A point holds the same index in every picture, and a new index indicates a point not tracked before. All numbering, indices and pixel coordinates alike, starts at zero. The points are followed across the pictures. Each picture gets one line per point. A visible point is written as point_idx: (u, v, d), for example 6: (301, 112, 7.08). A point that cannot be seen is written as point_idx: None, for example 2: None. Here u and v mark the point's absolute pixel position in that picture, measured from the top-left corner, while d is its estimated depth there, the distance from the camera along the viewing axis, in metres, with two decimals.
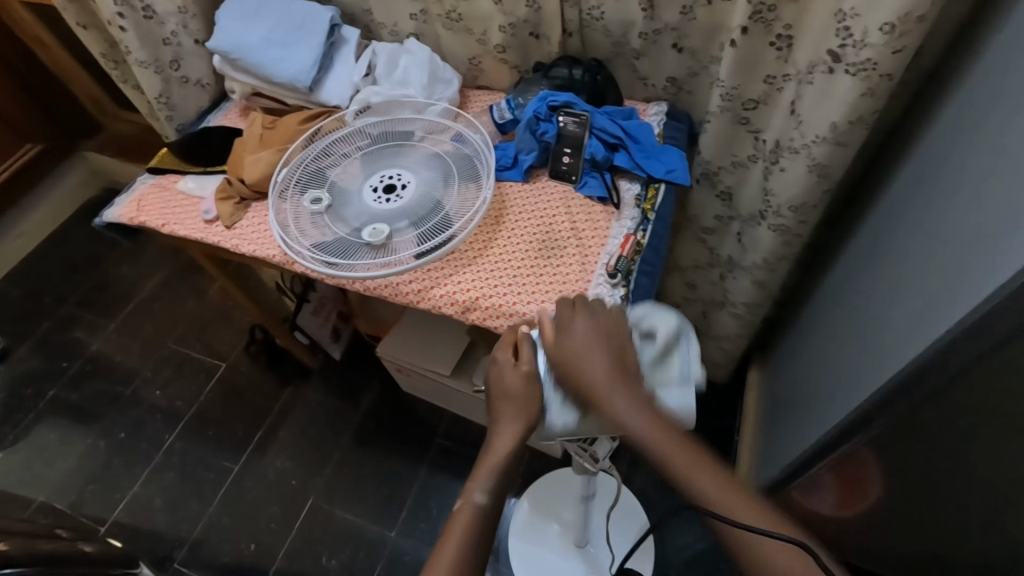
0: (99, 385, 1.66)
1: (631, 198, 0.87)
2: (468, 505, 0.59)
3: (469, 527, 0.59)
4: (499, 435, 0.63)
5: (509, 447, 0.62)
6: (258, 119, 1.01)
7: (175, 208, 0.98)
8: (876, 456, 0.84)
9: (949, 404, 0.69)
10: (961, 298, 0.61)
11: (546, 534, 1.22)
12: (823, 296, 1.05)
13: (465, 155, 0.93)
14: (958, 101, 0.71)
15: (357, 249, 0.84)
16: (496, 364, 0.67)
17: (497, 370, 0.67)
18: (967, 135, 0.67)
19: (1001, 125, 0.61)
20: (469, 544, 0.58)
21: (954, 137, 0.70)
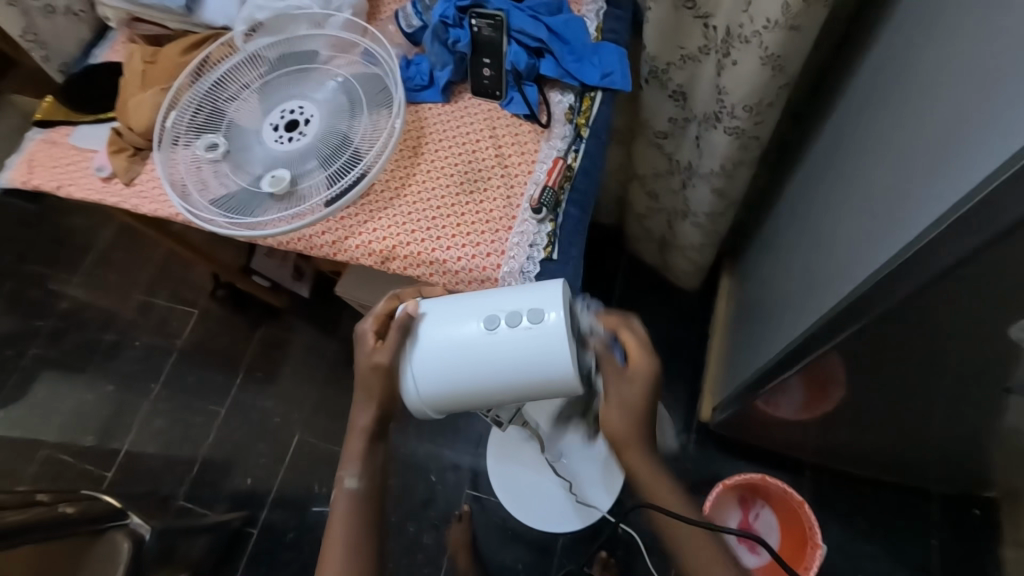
0: (76, 340, 1.66)
1: (562, 113, 0.76)
2: (341, 492, 0.61)
3: (352, 510, 0.61)
4: (356, 414, 0.61)
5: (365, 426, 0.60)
6: (136, 53, 0.88)
7: (68, 166, 0.88)
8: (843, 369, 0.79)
9: (903, 321, 0.64)
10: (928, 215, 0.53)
11: (517, 455, 1.25)
12: (791, 198, 0.96)
13: (373, 75, 0.81)
14: None
15: (262, 202, 0.77)
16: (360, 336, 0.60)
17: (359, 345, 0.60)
18: (954, 4, 0.54)
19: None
20: (355, 523, 0.61)
21: (939, 7, 0.58)
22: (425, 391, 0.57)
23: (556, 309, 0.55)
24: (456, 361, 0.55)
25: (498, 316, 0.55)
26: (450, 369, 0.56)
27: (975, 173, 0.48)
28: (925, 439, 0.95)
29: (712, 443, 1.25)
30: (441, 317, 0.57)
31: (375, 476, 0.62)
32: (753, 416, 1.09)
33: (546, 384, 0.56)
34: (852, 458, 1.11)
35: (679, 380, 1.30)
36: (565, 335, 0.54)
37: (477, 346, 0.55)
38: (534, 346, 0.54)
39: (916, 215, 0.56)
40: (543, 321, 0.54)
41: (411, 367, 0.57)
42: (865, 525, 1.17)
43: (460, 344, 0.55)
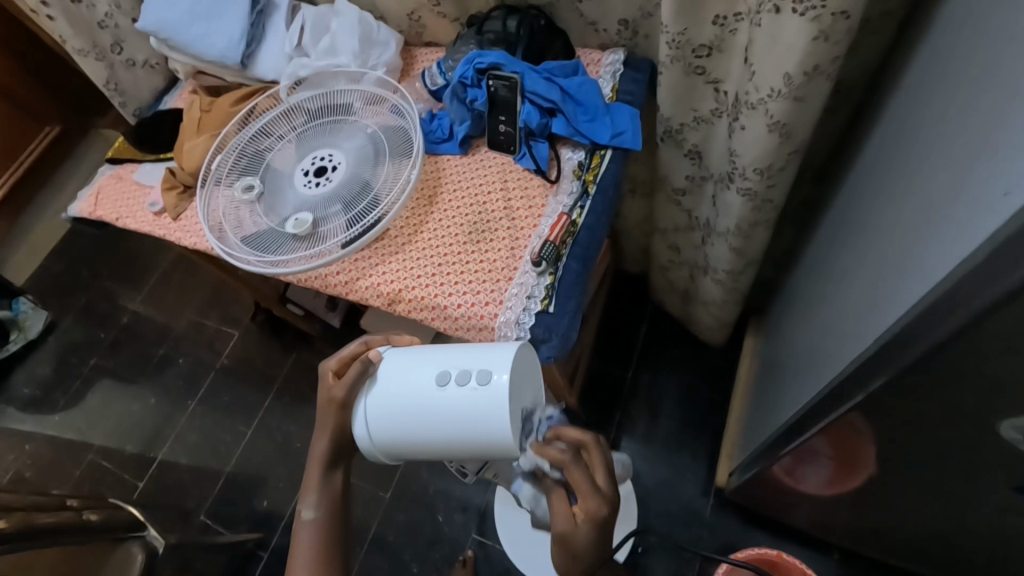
0: (131, 353, 1.79)
1: (572, 169, 0.78)
2: (300, 523, 0.61)
3: (314, 547, 0.60)
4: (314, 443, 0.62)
5: (322, 454, 0.61)
6: (196, 102, 0.98)
7: (128, 200, 0.98)
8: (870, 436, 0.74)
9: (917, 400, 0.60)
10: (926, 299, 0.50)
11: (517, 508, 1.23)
12: (813, 257, 0.93)
13: (399, 128, 0.86)
14: (950, 38, 0.57)
15: (285, 241, 0.82)
16: (322, 373, 0.62)
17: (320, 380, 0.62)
18: (961, 83, 0.53)
19: (998, 64, 0.48)
20: (319, 554, 0.60)
21: (946, 81, 0.56)
22: (379, 434, 0.58)
23: (507, 372, 0.56)
24: (407, 411, 0.56)
25: (450, 372, 0.56)
26: (403, 417, 0.57)
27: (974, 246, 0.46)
28: (960, 532, 0.86)
29: (731, 510, 1.18)
30: (403, 366, 0.59)
31: (334, 505, 0.62)
32: (771, 483, 1.03)
33: (486, 446, 0.56)
34: (883, 542, 1.02)
35: (699, 438, 1.25)
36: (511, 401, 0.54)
37: (427, 398, 0.56)
38: (479, 408, 0.55)
39: (922, 285, 0.54)
40: (491, 381, 0.55)
41: (365, 411, 0.58)
42: None
43: (411, 395, 0.57)
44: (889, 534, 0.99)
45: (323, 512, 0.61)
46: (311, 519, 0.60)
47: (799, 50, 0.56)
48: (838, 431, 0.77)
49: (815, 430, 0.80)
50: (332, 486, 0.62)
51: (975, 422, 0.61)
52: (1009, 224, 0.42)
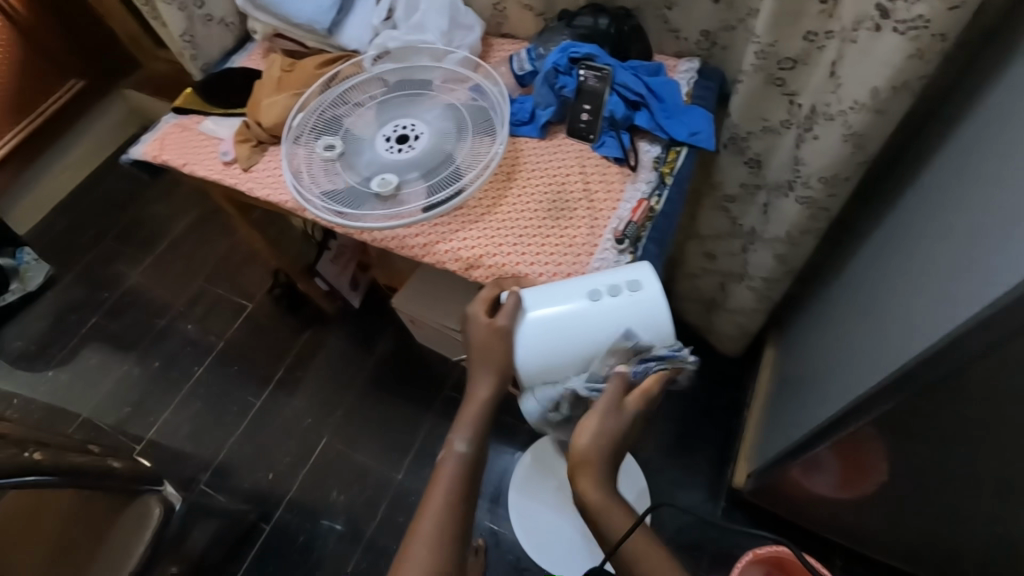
0: (137, 316, 1.75)
1: (649, 160, 0.83)
2: (453, 454, 0.66)
3: (456, 478, 0.65)
4: (476, 386, 0.68)
5: (485, 395, 0.67)
6: (276, 61, 0.99)
7: (195, 148, 0.99)
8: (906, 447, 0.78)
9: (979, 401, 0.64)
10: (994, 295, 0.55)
11: (541, 498, 1.23)
12: (845, 273, 0.99)
13: (480, 107, 0.90)
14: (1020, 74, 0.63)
15: (365, 199, 0.84)
16: (471, 316, 0.69)
17: (472, 321, 0.69)
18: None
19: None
20: (458, 488, 0.64)
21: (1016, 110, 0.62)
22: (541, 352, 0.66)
23: (651, 281, 0.66)
24: (566, 326, 0.65)
25: (599, 289, 0.66)
26: (565, 336, 0.65)
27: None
28: (973, 543, 0.91)
29: (741, 514, 1.22)
30: (551, 295, 0.67)
31: (482, 442, 0.68)
32: (783, 486, 1.07)
33: (649, 343, 0.66)
34: (892, 549, 1.06)
35: (712, 444, 1.29)
36: (660, 300, 0.65)
37: (583, 312, 0.65)
38: (634, 310, 0.65)
39: (967, 297, 0.58)
40: (638, 288, 0.66)
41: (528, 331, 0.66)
42: None
43: (570, 314, 0.66)
44: (900, 542, 1.03)
45: (474, 447, 0.66)
46: (465, 450, 0.66)
47: (891, 65, 0.62)
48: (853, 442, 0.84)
49: (832, 435, 0.85)
50: (486, 425, 0.67)
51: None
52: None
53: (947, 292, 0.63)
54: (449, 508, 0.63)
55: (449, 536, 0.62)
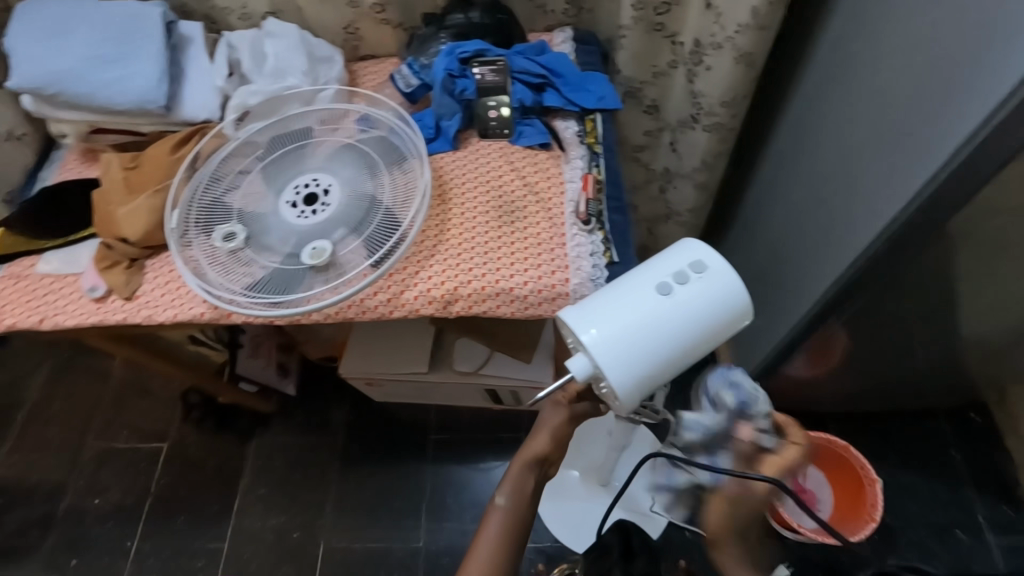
0: (20, 517, 1.40)
1: (573, 137, 0.82)
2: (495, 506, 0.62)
3: (499, 540, 0.60)
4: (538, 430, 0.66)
5: (544, 444, 0.65)
6: (113, 160, 0.82)
7: (47, 295, 0.79)
8: (870, 309, 0.88)
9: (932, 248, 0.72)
10: (943, 151, 0.62)
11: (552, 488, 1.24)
12: (755, 180, 1.08)
13: (378, 137, 0.82)
14: None
15: (302, 277, 0.73)
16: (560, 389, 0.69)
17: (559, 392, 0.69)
18: None
19: None
20: (503, 540, 0.60)
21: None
22: (609, 363, 0.47)
23: (711, 253, 0.52)
24: (642, 337, 0.48)
25: (666, 280, 0.50)
26: (645, 350, 0.48)
27: (967, 122, 0.59)
28: (928, 359, 1.06)
29: None
30: (601, 307, 0.49)
31: (523, 502, 0.62)
32: (773, 383, 1.16)
33: (734, 325, 0.51)
34: (871, 394, 1.19)
35: (691, 373, 1.35)
36: (732, 270, 0.51)
37: (660, 312, 0.48)
38: (712, 292, 0.50)
39: (919, 158, 0.66)
40: (711, 272, 0.51)
41: (578, 326, 0.48)
42: (894, 457, 1.23)
43: (643, 322, 0.48)
44: (875, 385, 1.16)
45: (517, 499, 0.62)
46: (507, 504, 0.62)
47: None
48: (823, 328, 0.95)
49: (818, 325, 0.93)
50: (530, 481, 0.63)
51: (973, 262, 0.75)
52: (998, 103, 0.55)
53: (893, 163, 0.70)
54: (501, 555, 0.60)
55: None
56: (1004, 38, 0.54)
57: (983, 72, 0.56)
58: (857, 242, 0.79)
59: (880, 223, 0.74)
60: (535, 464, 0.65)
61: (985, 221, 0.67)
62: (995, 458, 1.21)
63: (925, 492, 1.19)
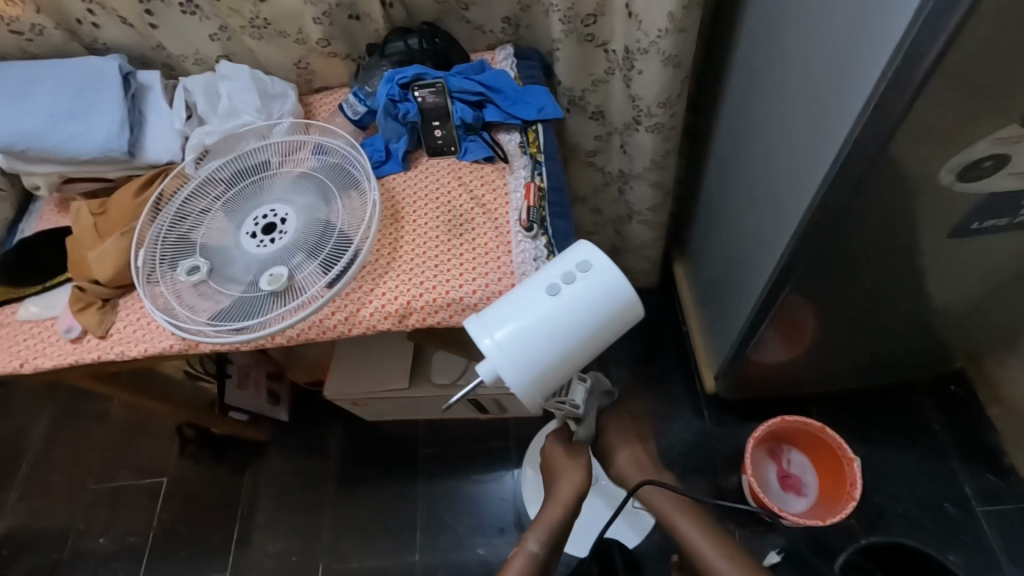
0: (30, 561, 1.43)
1: (515, 148, 0.86)
2: (525, 551, 0.81)
3: (522, 574, 0.79)
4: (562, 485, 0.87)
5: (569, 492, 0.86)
6: (82, 209, 0.87)
7: (27, 340, 0.83)
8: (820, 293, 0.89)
9: (860, 229, 0.74)
10: (841, 133, 0.64)
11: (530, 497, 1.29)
12: (708, 175, 1.10)
13: (333, 165, 0.86)
14: None
15: (263, 303, 0.77)
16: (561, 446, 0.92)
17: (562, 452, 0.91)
18: None
19: None
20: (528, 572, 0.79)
21: None
22: (505, 360, 0.56)
23: (596, 254, 0.60)
24: (533, 333, 0.56)
25: (555, 282, 0.58)
26: (538, 346, 0.56)
27: (855, 104, 0.61)
28: (895, 335, 1.07)
29: (727, 415, 1.29)
30: (499, 312, 0.58)
31: (551, 541, 0.82)
32: (748, 372, 1.17)
33: (622, 314, 0.58)
34: (849, 377, 1.19)
35: (672, 368, 1.36)
36: (615, 267, 0.59)
37: (548, 310, 0.57)
38: (595, 288, 0.58)
39: (824, 143, 0.68)
40: (594, 270, 0.58)
41: (474, 330, 0.56)
42: (880, 436, 1.23)
43: (532, 321, 0.56)
44: (849, 368, 1.16)
45: (544, 548, 0.81)
46: (536, 551, 0.81)
47: None
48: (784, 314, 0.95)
49: (768, 313, 0.95)
50: (556, 530, 0.83)
51: (907, 239, 0.76)
52: (875, 83, 0.57)
53: (806, 149, 0.73)
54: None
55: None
56: (876, 24, 0.56)
57: (864, 56, 0.59)
58: (787, 227, 0.81)
59: (800, 209, 0.76)
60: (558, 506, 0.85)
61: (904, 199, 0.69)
62: (980, 427, 1.21)
63: (914, 469, 1.18)
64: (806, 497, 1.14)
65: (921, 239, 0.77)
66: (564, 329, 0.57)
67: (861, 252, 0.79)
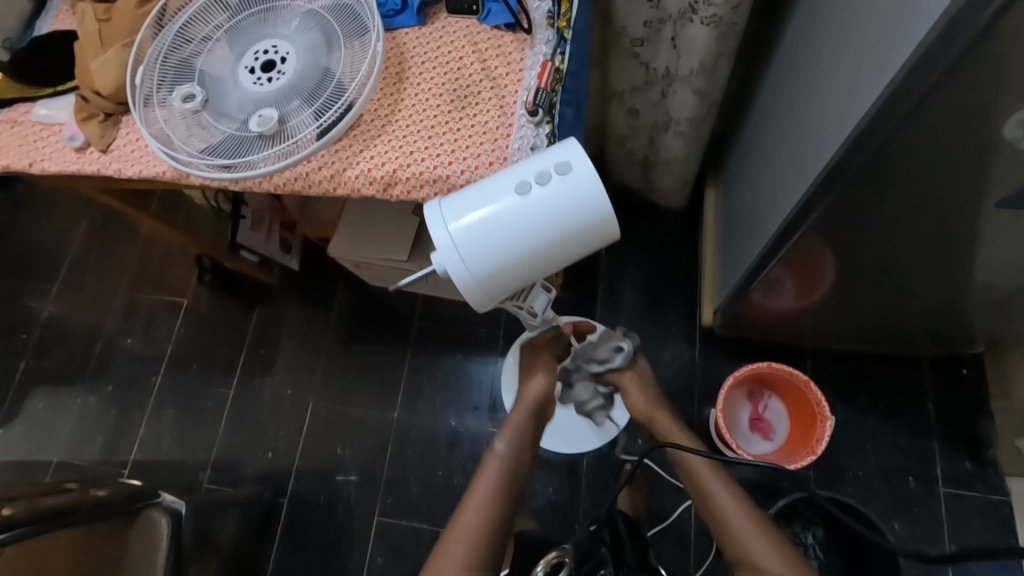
0: (68, 347, 1.62)
1: (542, 18, 0.76)
2: (497, 452, 0.91)
3: (496, 477, 0.88)
4: (532, 383, 0.98)
5: (537, 389, 0.97)
6: (88, 12, 0.84)
7: (35, 142, 0.84)
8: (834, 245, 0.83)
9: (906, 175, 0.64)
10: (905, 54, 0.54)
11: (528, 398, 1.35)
12: (764, 89, 0.97)
13: (343, 6, 0.79)
14: None
15: (252, 145, 0.75)
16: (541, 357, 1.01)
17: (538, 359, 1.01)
18: None
19: None
20: (500, 478, 0.88)
21: None
22: (463, 250, 0.57)
23: (579, 157, 0.58)
24: (495, 230, 0.57)
25: (529, 180, 0.58)
26: (497, 242, 0.57)
27: (930, 18, 0.50)
28: (917, 305, 0.99)
29: (718, 350, 1.27)
30: (467, 204, 0.58)
31: (519, 443, 0.92)
32: (748, 311, 1.12)
33: (594, 222, 0.58)
34: (854, 337, 1.14)
35: (676, 294, 1.32)
36: (594, 174, 0.57)
37: (514, 207, 0.57)
38: (567, 192, 0.57)
39: (884, 65, 0.58)
40: (571, 174, 0.57)
41: (437, 216, 0.57)
42: (868, 402, 1.19)
43: (497, 216, 0.57)
44: (856, 328, 1.10)
45: (512, 447, 0.91)
46: (504, 450, 0.91)
47: None
48: (798, 254, 0.88)
49: (781, 249, 0.89)
50: (524, 434, 0.93)
51: (962, 197, 0.66)
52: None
53: (861, 69, 0.63)
54: (496, 491, 0.86)
55: (487, 497, 0.86)
56: None
57: None
58: (818, 160, 0.73)
59: (835, 140, 0.68)
60: (531, 407, 0.96)
61: (968, 146, 0.58)
62: (977, 414, 1.16)
63: (888, 439, 1.16)
64: (773, 441, 1.15)
65: (975, 201, 0.67)
66: (529, 229, 0.57)
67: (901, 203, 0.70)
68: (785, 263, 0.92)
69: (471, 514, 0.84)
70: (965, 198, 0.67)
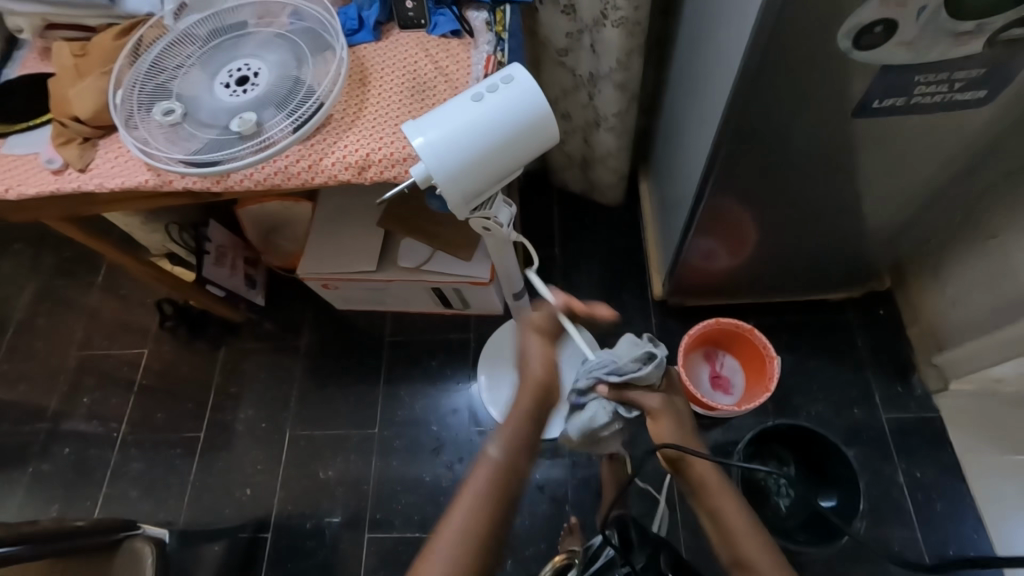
0: (16, 415, 1.54)
1: (482, 25, 0.89)
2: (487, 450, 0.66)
3: (486, 484, 0.65)
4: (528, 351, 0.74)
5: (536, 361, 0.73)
6: (63, 49, 0.91)
7: (10, 172, 0.88)
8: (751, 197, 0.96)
9: (789, 117, 0.79)
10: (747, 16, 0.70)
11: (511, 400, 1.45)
12: (672, 82, 1.14)
13: (307, 28, 0.90)
14: None
15: (233, 145, 0.83)
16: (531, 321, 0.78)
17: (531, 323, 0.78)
18: None
19: None
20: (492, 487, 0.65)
21: None
22: (437, 153, 0.66)
23: (520, 71, 0.70)
24: (462, 132, 0.66)
25: (482, 92, 0.68)
26: (465, 144, 0.67)
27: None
28: (828, 249, 1.15)
29: (672, 322, 1.39)
30: (433, 118, 0.68)
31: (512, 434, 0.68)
32: (689, 278, 1.25)
33: (541, 120, 0.69)
34: (784, 288, 1.29)
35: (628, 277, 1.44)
36: (533, 81, 0.69)
37: (474, 112, 0.67)
38: (514, 96, 0.68)
39: (737, 30, 0.74)
40: (515, 81, 0.69)
41: (411, 129, 0.66)
42: (807, 348, 1.33)
43: (461, 121, 0.67)
44: (785, 280, 1.25)
45: (509, 454, 0.67)
46: (499, 457, 0.66)
47: None
48: (724, 217, 1.03)
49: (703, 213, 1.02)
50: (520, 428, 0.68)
51: (836, 133, 0.82)
52: None
53: (727, 40, 0.80)
54: (485, 504, 0.64)
55: (477, 513, 0.63)
56: None
57: None
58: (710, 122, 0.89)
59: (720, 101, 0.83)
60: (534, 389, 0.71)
61: (828, 85, 0.74)
62: (899, 344, 1.31)
63: (831, 378, 1.30)
64: (733, 395, 1.25)
65: (846, 135, 0.83)
66: (490, 133, 0.67)
67: (792, 145, 0.85)
68: (715, 227, 1.06)
69: (454, 533, 0.63)
70: (838, 134, 0.82)
